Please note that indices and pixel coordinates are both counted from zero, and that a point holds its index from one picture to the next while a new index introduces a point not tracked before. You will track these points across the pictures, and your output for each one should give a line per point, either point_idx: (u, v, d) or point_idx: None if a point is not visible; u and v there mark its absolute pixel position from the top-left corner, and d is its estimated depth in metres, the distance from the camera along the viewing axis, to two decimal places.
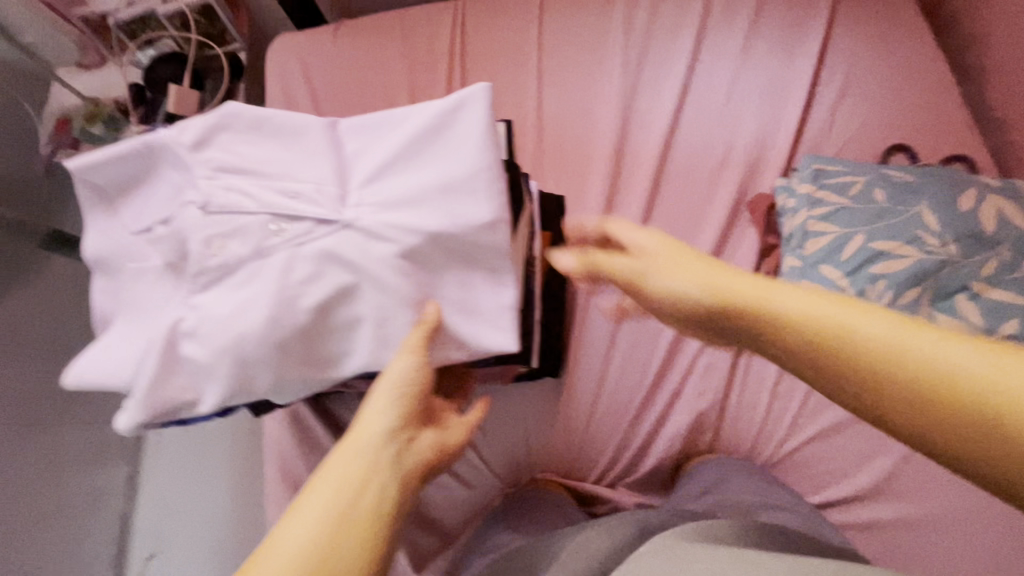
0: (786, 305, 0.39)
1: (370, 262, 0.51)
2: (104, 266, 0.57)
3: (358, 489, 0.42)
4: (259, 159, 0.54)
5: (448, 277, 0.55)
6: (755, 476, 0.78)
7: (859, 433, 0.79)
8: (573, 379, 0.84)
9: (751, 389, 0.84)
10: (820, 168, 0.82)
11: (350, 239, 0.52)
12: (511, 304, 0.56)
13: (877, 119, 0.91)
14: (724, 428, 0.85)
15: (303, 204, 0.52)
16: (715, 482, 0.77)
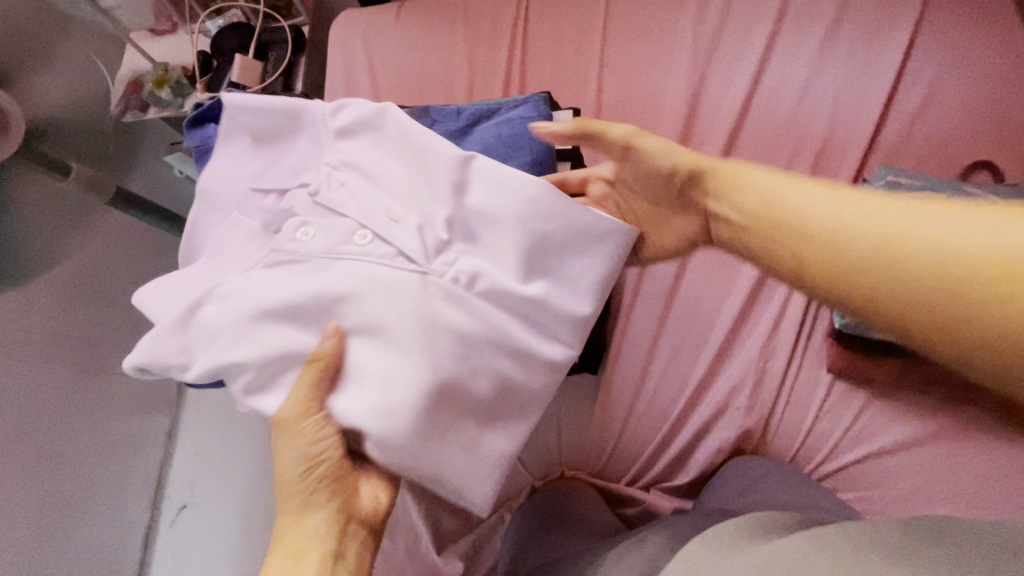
0: (804, 200, 0.45)
1: (429, 322, 0.52)
2: (209, 194, 0.61)
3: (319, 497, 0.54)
4: (387, 173, 0.56)
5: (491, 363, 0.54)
6: (793, 478, 0.74)
7: (915, 459, 0.74)
8: (612, 376, 0.83)
9: (797, 403, 0.81)
10: (895, 180, 0.78)
11: (421, 291, 0.53)
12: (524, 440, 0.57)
13: (961, 130, 0.86)
14: (764, 440, 0.82)
15: (398, 232, 0.54)
16: (751, 481, 0.74)
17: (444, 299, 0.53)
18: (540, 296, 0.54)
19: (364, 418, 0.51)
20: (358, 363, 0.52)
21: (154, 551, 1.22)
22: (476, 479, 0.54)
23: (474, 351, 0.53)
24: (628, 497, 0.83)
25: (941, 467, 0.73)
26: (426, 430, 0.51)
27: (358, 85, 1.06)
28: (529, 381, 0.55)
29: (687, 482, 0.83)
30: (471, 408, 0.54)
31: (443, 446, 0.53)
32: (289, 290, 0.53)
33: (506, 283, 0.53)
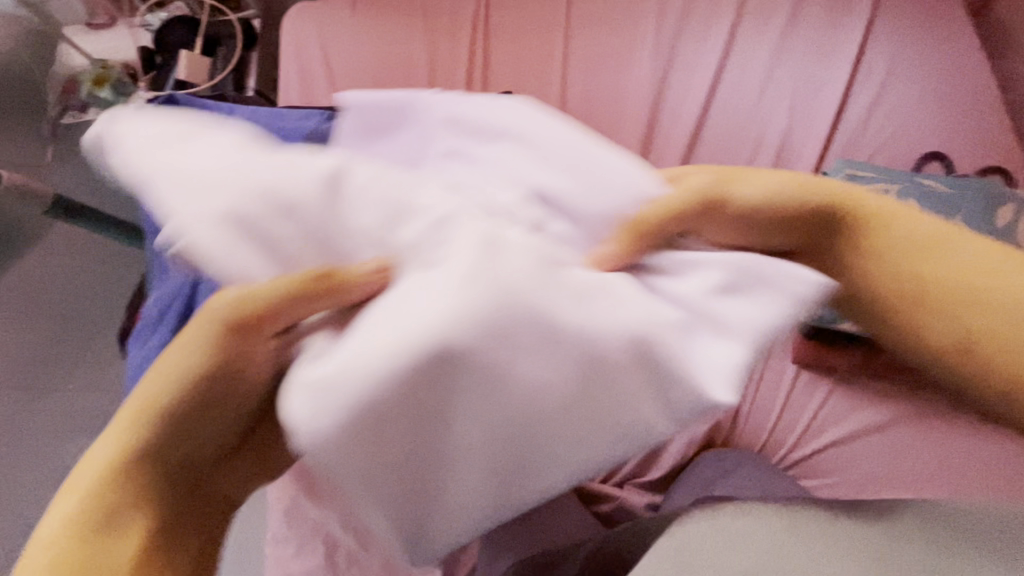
0: (915, 226, 0.35)
1: (455, 302, 0.30)
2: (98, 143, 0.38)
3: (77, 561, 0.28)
4: (474, 147, 0.39)
5: (497, 357, 0.31)
6: (762, 466, 0.75)
7: (874, 446, 0.77)
8: None
9: (763, 395, 0.83)
10: (852, 172, 0.79)
11: (484, 241, 0.32)
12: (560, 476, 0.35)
13: (913, 123, 0.88)
14: (735, 433, 0.83)
15: (455, 195, 0.36)
16: (724, 471, 0.75)
17: (503, 251, 0.32)
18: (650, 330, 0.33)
19: (297, 410, 0.29)
20: (339, 340, 0.32)
21: None
22: (455, 504, 0.35)
23: (505, 355, 0.31)
24: (605, 496, 0.82)
25: (895, 450, 0.77)
26: (360, 441, 0.30)
27: (314, 83, 1.02)
28: (546, 471, 0.34)
29: (660, 478, 0.84)
30: (500, 442, 0.33)
31: (386, 483, 0.33)
32: (222, 185, 0.34)
33: (583, 290, 0.33)
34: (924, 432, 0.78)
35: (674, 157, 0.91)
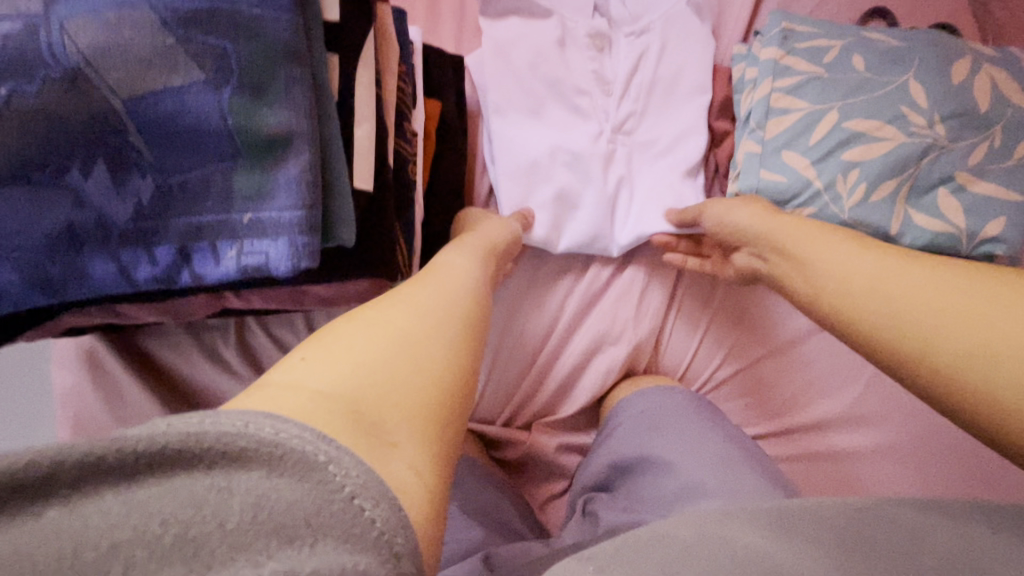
0: (831, 268, 0.44)
1: (544, 52, 0.63)
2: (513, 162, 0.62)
3: (383, 380, 0.28)
4: (535, 37, 0.64)
5: (557, 102, 0.64)
6: (699, 407, 0.65)
7: (813, 353, 0.66)
8: None
9: (691, 309, 0.67)
10: (789, 26, 0.63)
11: (544, 49, 0.63)
12: (593, 224, 0.63)
13: None
14: (658, 354, 0.69)
15: (522, 35, 0.63)
16: (648, 426, 0.63)
17: (573, 59, 0.64)
18: (590, 97, 0.64)
19: (505, 95, 0.63)
20: (551, 90, 0.64)
21: None
22: (576, 176, 0.64)
23: (566, 123, 0.64)
24: (507, 441, 0.68)
25: (832, 356, 0.66)
26: (537, 131, 0.63)
27: None
28: (582, 151, 0.64)
29: (575, 415, 0.69)
30: (573, 134, 0.64)
31: (548, 178, 0.64)
32: (529, 36, 0.63)
33: (574, 78, 0.64)
34: None
35: (583, 14, 0.65)
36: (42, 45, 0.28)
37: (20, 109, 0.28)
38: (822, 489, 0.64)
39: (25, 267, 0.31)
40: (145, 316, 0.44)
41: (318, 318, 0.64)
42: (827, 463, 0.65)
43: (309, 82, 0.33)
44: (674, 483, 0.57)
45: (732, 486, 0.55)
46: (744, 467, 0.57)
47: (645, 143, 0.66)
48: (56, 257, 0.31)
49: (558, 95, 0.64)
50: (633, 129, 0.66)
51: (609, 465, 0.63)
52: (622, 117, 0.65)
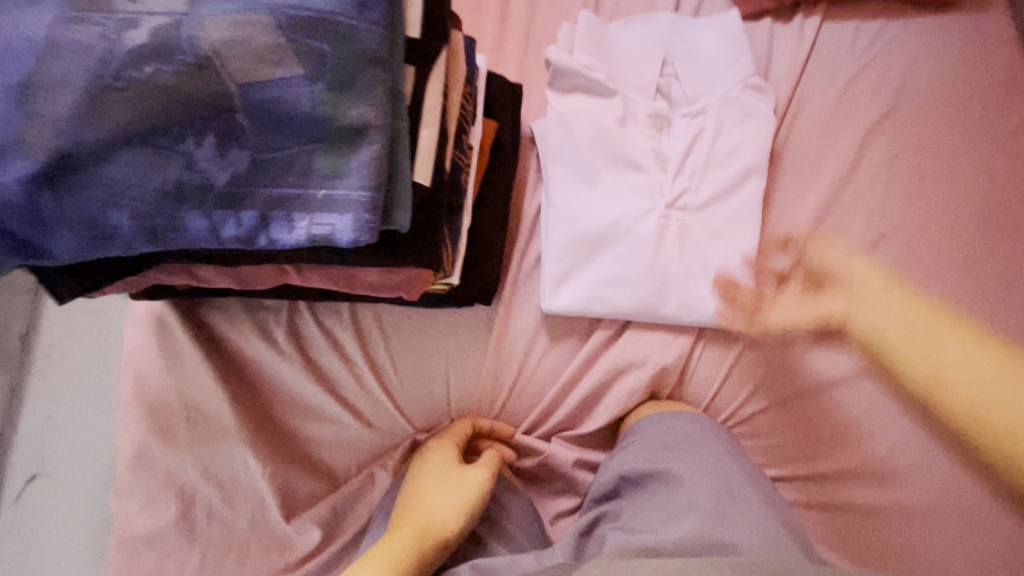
0: (883, 321, 0.52)
1: (602, 120, 0.70)
2: (566, 216, 0.68)
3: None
4: (596, 107, 0.71)
5: (612, 169, 0.69)
6: (721, 438, 0.64)
7: (841, 401, 0.66)
8: (507, 311, 0.70)
9: (719, 341, 0.68)
10: None
11: (603, 119, 0.70)
12: (636, 292, 0.66)
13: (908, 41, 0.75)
14: (682, 382, 0.69)
15: (584, 103, 0.71)
16: (667, 444, 0.63)
17: (632, 134, 0.70)
18: (643, 169, 0.69)
19: (562, 159, 0.69)
20: (608, 161, 0.69)
21: None
22: (625, 245, 0.67)
23: (618, 188, 0.69)
24: (526, 449, 0.70)
25: (859, 406, 0.65)
26: (591, 196, 0.68)
27: None
28: (633, 222, 0.68)
29: (593, 434, 0.70)
30: (626, 202, 0.68)
31: (600, 241, 0.67)
32: (592, 109, 0.71)
33: (630, 151, 0.70)
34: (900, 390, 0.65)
35: (645, 95, 0.72)
36: (183, 34, 0.34)
37: (159, 82, 0.34)
38: (842, 537, 0.63)
39: (138, 214, 0.36)
40: (218, 279, 0.50)
41: (362, 309, 0.70)
42: (850, 514, 0.64)
43: (389, 87, 0.38)
44: (683, 501, 0.58)
45: (730, 514, 0.56)
46: (749, 500, 0.58)
47: (697, 216, 0.68)
48: (163, 208, 0.36)
49: (613, 162, 0.70)
50: (689, 204, 0.68)
51: (619, 478, 0.63)
52: (675, 189, 0.68)
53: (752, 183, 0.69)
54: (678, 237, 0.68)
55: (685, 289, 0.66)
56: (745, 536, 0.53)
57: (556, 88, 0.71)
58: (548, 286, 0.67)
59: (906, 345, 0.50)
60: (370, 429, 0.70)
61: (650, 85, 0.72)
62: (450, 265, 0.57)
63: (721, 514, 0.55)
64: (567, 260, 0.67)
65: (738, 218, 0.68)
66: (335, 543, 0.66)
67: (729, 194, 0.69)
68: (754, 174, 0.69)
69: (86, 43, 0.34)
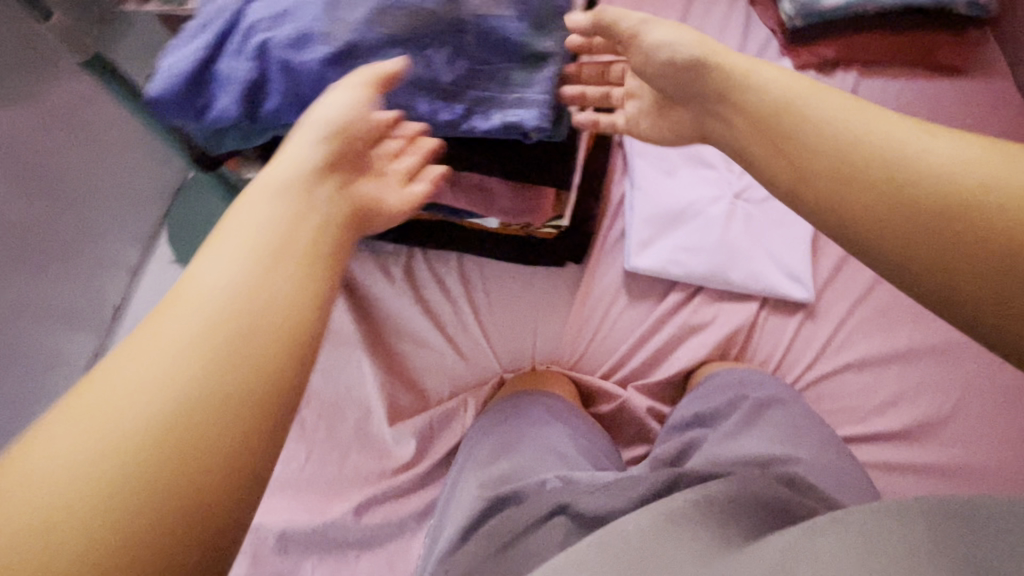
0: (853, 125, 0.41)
1: None
2: (649, 196, 0.81)
3: (217, 321, 0.29)
4: None
5: (686, 165, 0.84)
6: (788, 388, 0.69)
7: (891, 373, 0.73)
8: (594, 273, 0.81)
9: (782, 311, 0.77)
10: None
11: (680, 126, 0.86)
12: (709, 260, 0.77)
13: (934, 96, 0.92)
14: (748, 347, 0.77)
15: None
16: (742, 383, 0.68)
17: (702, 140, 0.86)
18: (712, 167, 0.84)
19: (646, 153, 0.84)
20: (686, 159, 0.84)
21: None
22: (700, 223, 0.79)
23: (691, 180, 0.83)
24: (602, 395, 0.77)
25: (908, 377, 0.73)
26: (670, 185, 0.82)
27: None
28: (705, 206, 0.80)
29: (664, 388, 0.77)
30: (699, 189, 0.82)
31: (677, 218, 0.80)
32: None
33: (702, 153, 0.85)
34: (946, 367, 0.73)
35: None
36: None
37: (426, 7, 0.50)
38: (906, 495, 0.67)
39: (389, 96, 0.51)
40: None
41: (469, 260, 0.82)
42: (912, 475, 0.68)
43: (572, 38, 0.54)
44: (765, 429, 0.61)
45: (802, 439, 0.60)
46: (822, 434, 0.61)
47: (759, 206, 0.81)
48: (403, 93, 0.51)
49: (688, 160, 0.84)
50: (752, 197, 0.82)
51: (694, 415, 0.66)
52: (739, 184, 0.82)
53: None
54: (744, 221, 0.80)
55: (752, 261, 0.77)
56: (812, 454, 0.57)
57: None
58: (634, 252, 0.78)
59: (912, 174, 0.37)
60: (464, 364, 0.78)
61: None
62: (562, 208, 0.70)
63: (789, 437, 0.59)
64: (650, 230, 0.79)
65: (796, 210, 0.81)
66: (427, 460, 0.71)
67: None
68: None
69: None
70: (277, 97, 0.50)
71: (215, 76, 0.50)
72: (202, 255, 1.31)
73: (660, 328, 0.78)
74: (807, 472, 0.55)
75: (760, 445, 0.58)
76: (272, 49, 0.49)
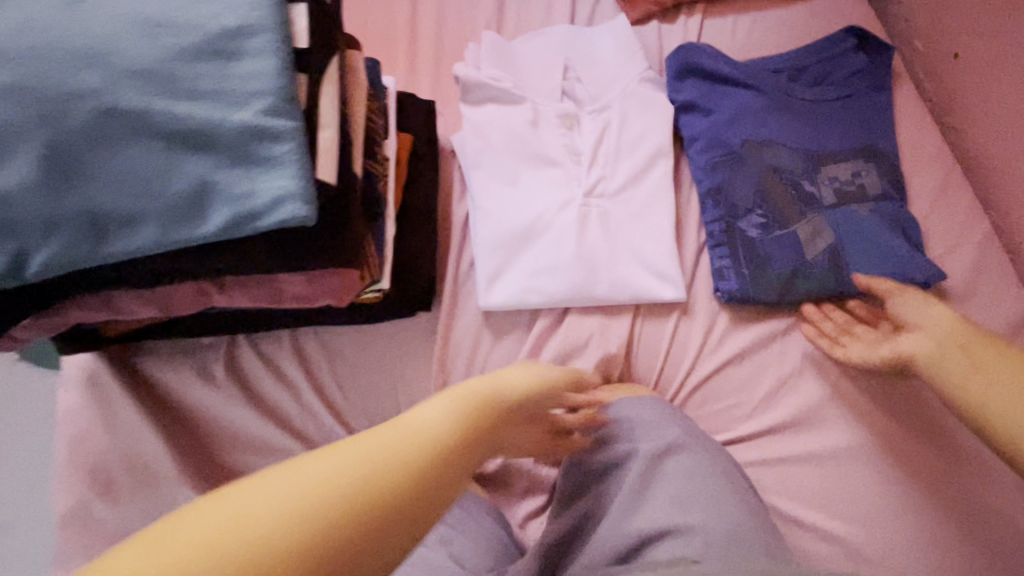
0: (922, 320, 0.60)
1: (511, 126, 0.74)
2: (489, 218, 0.70)
3: (370, 475, 0.34)
4: (501, 115, 0.75)
5: (526, 169, 0.73)
6: (668, 411, 0.62)
7: (775, 358, 0.68)
8: (449, 318, 0.71)
9: (656, 314, 0.70)
10: None
11: (513, 126, 0.74)
12: (567, 282, 0.68)
13: (786, 27, 0.82)
14: (629, 363, 0.70)
15: (492, 110, 0.76)
16: (622, 431, 0.61)
17: (541, 135, 0.75)
18: (553, 167, 0.74)
19: (475, 170, 0.72)
20: (524, 164, 0.73)
21: None
22: (551, 238, 0.70)
23: (533, 188, 0.72)
24: None
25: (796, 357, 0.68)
26: (513, 199, 0.71)
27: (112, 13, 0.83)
28: (552, 217, 0.70)
29: None
30: (543, 196, 0.72)
31: (525, 237, 0.70)
32: (503, 118, 0.75)
33: (540, 152, 0.74)
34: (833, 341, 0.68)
35: (553, 98, 0.77)
36: (133, 186, 0.40)
37: (76, 196, 0.39)
38: (803, 488, 0.63)
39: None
40: (138, 309, 0.50)
41: (304, 336, 0.70)
42: (808, 466, 0.64)
43: (302, 196, 0.42)
44: (655, 498, 0.54)
45: (693, 499, 0.53)
46: (722, 489, 0.55)
47: (613, 202, 0.72)
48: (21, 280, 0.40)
49: (529, 163, 0.73)
50: (606, 193, 0.72)
51: (583, 473, 0.60)
52: (587, 180, 0.72)
53: (656, 169, 0.73)
54: (601, 224, 0.71)
55: (613, 272, 0.69)
56: (704, 520, 0.51)
57: (468, 101, 0.76)
58: (483, 291, 0.68)
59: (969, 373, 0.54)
60: None
61: (555, 89, 0.77)
62: (377, 270, 0.58)
63: (683, 497, 0.54)
64: (497, 257, 0.69)
65: (653, 198, 0.72)
66: None
67: (644, 176, 0.73)
68: (661, 156, 0.74)
69: (26, 161, 0.38)
70: None
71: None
72: None
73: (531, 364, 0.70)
74: (694, 549, 0.48)
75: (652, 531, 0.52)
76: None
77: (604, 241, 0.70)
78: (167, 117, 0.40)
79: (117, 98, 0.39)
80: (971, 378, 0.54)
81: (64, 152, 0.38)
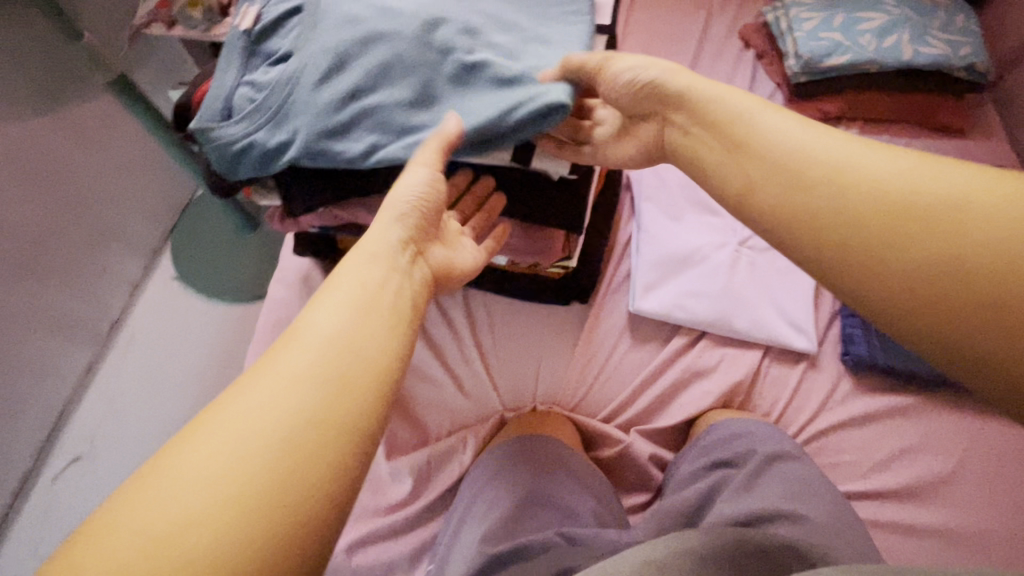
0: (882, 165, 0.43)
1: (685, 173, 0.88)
2: (656, 240, 0.82)
3: (329, 379, 0.38)
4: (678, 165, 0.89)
5: (691, 210, 0.86)
6: (771, 427, 0.69)
7: (893, 429, 0.73)
8: (599, 314, 0.81)
9: (784, 360, 0.77)
10: (884, 25, 0.93)
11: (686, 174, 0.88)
12: (713, 308, 0.77)
13: (936, 156, 0.94)
14: (751, 395, 0.77)
15: None
16: (740, 433, 0.67)
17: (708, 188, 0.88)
18: (715, 214, 0.85)
19: (649, 200, 0.85)
20: (690, 205, 0.86)
21: (30, 504, 1.13)
22: (704, 269, 0.80)
23: (694, 226, 0.84)
24: (603, 439, 0.75)
25: (914, 433, 0.72)
26: (677, 230, 0.83)
27: None
28: (708, 252, 0.81)
29: (666, 434, 0.77)
30: (702, 233, 0.83)
31: (682, 262, 0.81)
32: None
33: (706, 200, 0.86)
34: (950, 429, 0.73)
35: None
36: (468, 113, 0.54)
37: (431, 115, 0.55)
38: (907, 554, 0.66)
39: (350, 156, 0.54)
40: None
41: (474, 296, 0.81)
42: (918, 536, 0.67)
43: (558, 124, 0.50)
44: (769, 491, 0.60)
45: (809, 495, 0.59)
46: (832, 493, 0.60)
47: (763, 255, 0.82)
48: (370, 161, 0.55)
49: (694, 206, 0.86)
50: (757, 246, 0.83)
51: (704, 466, 0.66)
52: (743, 231, 0.84)
53: None
54: (748, 270, 0.81)
55: (754, 311, 0.78)
56: (818, 511, 0.57)
57: None
58: (637, 299, 0.79)
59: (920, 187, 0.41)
60: (465, 399, 0.77)
61: None
62: (571, 249, 0.70)
63: (796, 493, 0.59)
64: (656, 272, 0.80)
65: None
66: (424, 496, 0.69)
67: None
68: None
69: (405, 87, 0.55)
70: (272, 139, 0.54)
71: (252, 151, 0.55)
72: (204, 271, 1.34)
73: (662, 372, 0.78)
74: (811, 533, 0.54)
75: (769, 514, 0.57)
76: (302, 139, 0.54)
77: (749, 283, 0.80)
78: (504, 74, 0.54)
79: (477, 58, 0.55)
80: (901, 174, 0.41)
81: (429, 84, 0.55)
